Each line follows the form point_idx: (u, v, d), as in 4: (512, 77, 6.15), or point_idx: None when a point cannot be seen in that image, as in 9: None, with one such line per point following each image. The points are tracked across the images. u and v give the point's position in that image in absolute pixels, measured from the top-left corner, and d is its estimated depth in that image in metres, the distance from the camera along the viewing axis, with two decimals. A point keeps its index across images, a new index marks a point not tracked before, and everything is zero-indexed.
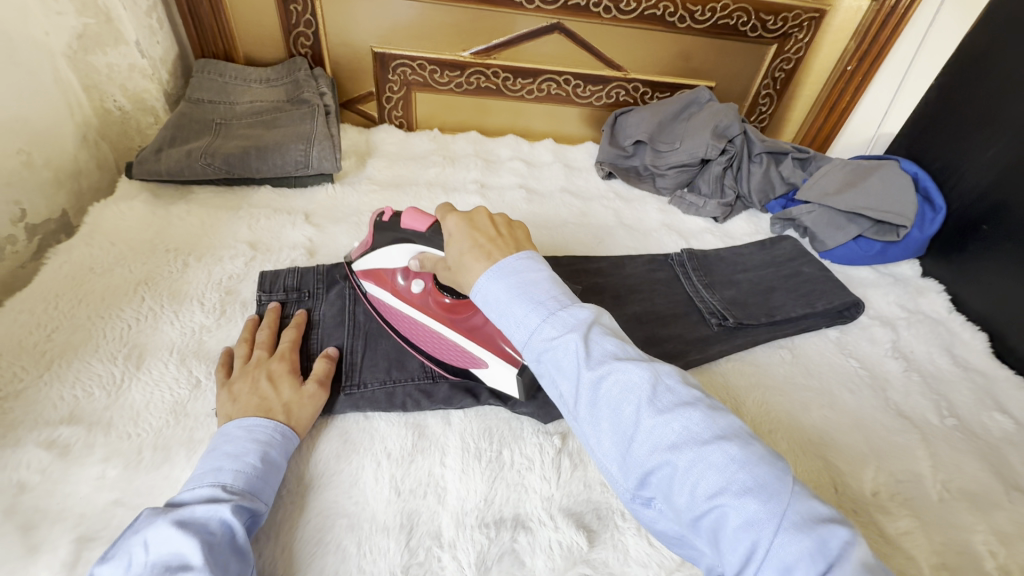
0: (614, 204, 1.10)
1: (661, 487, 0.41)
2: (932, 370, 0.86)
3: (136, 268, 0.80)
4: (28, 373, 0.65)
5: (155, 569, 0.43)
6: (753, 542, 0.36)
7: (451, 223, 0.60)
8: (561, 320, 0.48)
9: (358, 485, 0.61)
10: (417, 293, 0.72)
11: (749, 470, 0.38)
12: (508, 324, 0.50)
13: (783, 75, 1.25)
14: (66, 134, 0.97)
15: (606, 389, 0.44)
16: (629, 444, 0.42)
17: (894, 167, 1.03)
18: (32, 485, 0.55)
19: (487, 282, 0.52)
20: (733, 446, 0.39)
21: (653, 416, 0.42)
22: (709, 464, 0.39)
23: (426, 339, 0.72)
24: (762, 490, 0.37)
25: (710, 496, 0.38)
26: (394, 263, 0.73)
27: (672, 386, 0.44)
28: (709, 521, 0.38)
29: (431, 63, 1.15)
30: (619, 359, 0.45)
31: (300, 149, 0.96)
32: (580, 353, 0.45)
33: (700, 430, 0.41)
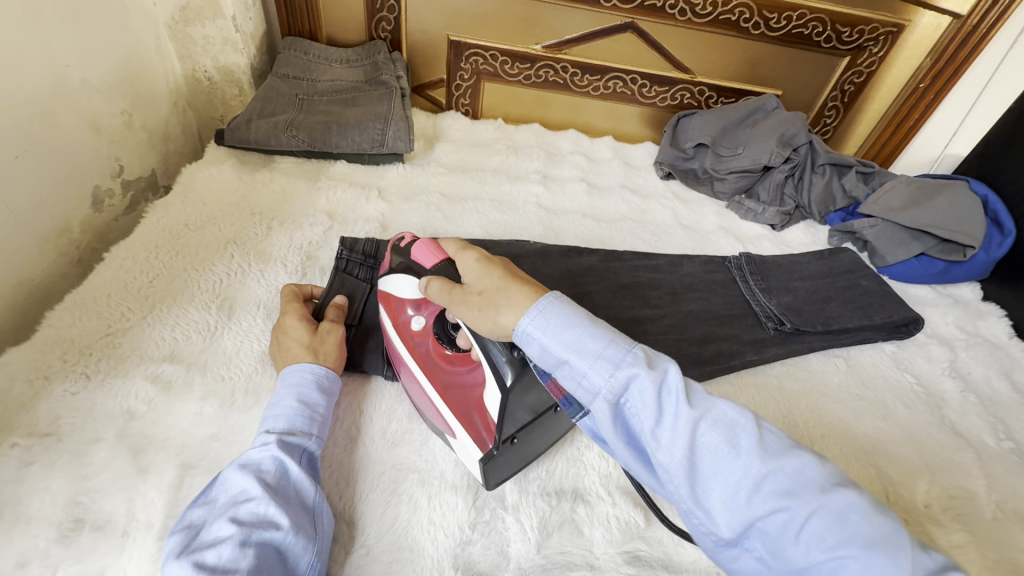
0: (672, 203, 1.12)
1: (770, 539, 0.38)
2: (989, 393, 0.86)
3: (225, 227, 0.85)
4: (133, 314, 0.70)
5: (227, 506, 0.50)
6: None
7: (471, 259, 0.56)
8: (650, 359, 0.45)
9: (427, 445, 0.65)
10: (417, 332, 0.65)
11: (869, 519, 0.36)
12: (582, 360, 0.45)
13: (853, 89, 1.24)
14: (160, 99, 1.03)
15: (705, 431, 0.41)
16: (734, 492, 0.40)
17: (963, 187, 1.02)
18: (140, 414, 0.61)
19: (555, 313, 0.47)
20: (852, 494, 0.37)
21: (761, 462, 0.39)
22: (829, 514, 0.37)
23: (411, 383, 0.65)
24: (888, 543, 0.35)
25: (831, 548, 0.36)
26: (402, 293, 0.65)
27: (775, 430, 0.42)
28: (824, 575, 0.36)
29: (503, 54, 1.19)
30: (718, 400, 0.43)
31: (377, 128, 1.00)
32: (678, 389, 0.43)
33: (814, 476, 0.39)
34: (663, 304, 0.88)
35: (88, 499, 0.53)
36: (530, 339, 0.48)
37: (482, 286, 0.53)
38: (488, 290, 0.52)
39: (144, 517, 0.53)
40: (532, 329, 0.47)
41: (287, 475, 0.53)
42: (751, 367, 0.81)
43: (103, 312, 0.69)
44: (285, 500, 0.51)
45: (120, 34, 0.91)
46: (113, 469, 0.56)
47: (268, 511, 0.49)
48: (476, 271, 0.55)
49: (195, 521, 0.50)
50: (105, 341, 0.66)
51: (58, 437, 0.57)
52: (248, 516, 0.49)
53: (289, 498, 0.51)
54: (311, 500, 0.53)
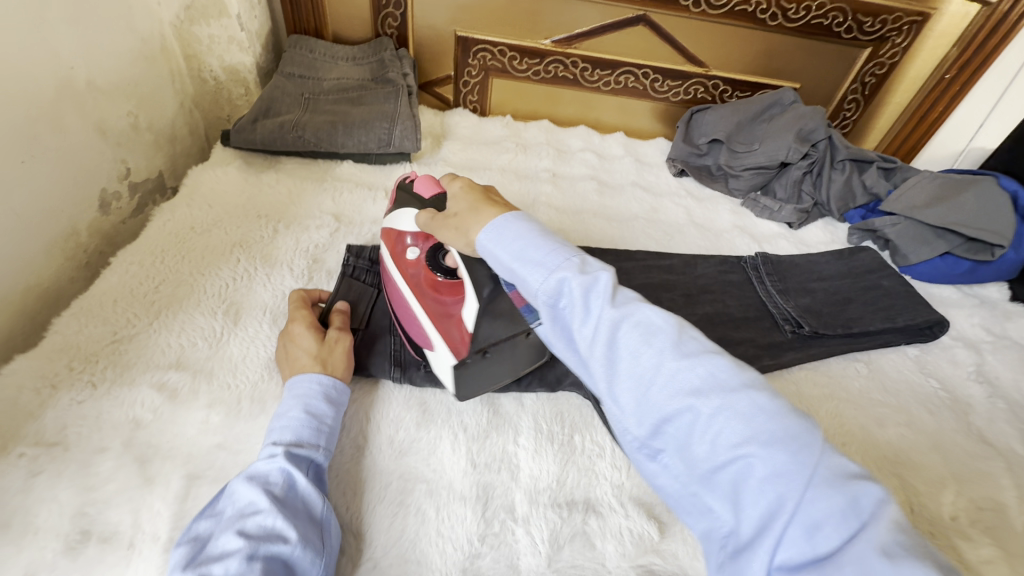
0: (685, 201, 1.09)
1: (679, 433, 0.42)
2: (1019, 398, 0.82)
3: (231, 230, 0.84)
4: (140, 320, 0.70)
5: (234, 518, 0.49)
6: (776, 493, 0.36)
7: (457, 185, 0.65)
8: (585, 265, 0.49)
9: (435, 454, 0.63)
10: (411, 261, 0.72)
11: (777, 420, 0.38)
12: (523, 267, 0.50)
13: (874, 81, 1.20)
14: (166, 99, 1.02)
15: (626, 333, 0.45)
16: (648, 389, 0.43)
17: (991, 183, 0.98)
18: (146, 422, 0.60)
19: (507, 226, 0.54)
20: (761, 396, 0.40)
21: (676, 360, 0.42)
22: (735, 412, 0.39)
23: (397, 303, 0.72)
24: (789, 441, 0.37)
25: (734, 445, 0.38)
26: (401, 227, 0.73)
27: (697, 336, 0.44)
28: (728, 470, 0.39)
29: (511, 49, 1.16)
30: (643, 304, 0.46)
31: (383, 127, 0.99)
32: (606, 293, 0.46)
33: (726, 377, 0.41)
34: (676, 306, 0.86)
35: (95, 511, 0.53)
36: (487, 252, 0.55)
37: (461, 208, 0.62)
38: (463, 211, 0.61)
39: (150, 528, 0.52)
40: (485, 242, 0.54)
41: (294, 487, 0.52)
42: (768, 373, 0.79)
43: (109, 317, 0.69)
44: (293, 513, 0.50)
45: (125, 35, 0.90)
46: (119, 479, 0.55)
47: (276, 524, 0.48)
48: (456, 195, 0.64)
49: (202, 534, 0.49)
50: (112, 348, 0.66)
51: (65, 446, 0.57)
52: (256, 529, 0.48)
53: (297, 512, 0.51)
54: (319, 513, 0.52)
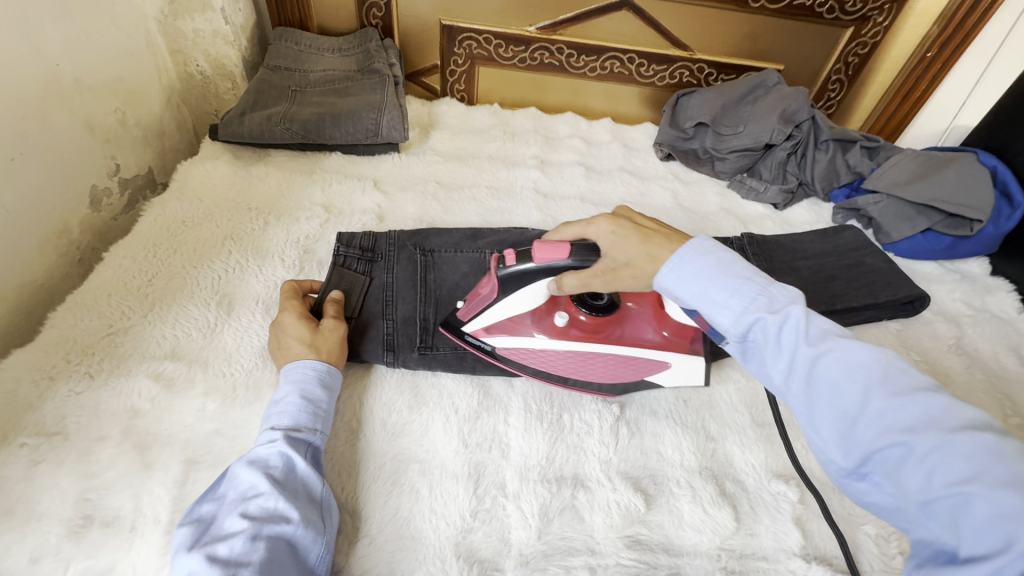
0: (672, 184, 1.10)
1: (890, 469, 0.40)
2: (996, 369, 0.85)
3: (222, 223, 0.85)
4: (134, 312, 0.71)
5: (237, 500, 0.51)
6: (1004, 533, 0.33)
7: (603, 225, 0.56)
8: (775, 298, 0.47)
9: (428, 435, 0.65)
10: (563, 326, 0.68)
11: (1006, 463, 0.35)
12: (705, 305, 0.50)
13: (857, 60, 1.21)
14: (153, 94, 1.03)
15: (827, 367, 0.43)
16: (852, 423, 0.42)
17: (971, 159, 1.00)
18: (144, 411, 0.62)
19: (685, 261, 0.52)
20: (987, 437, 0.36)
21: (885, 398, 0.40)
22: (956, 452, 0.37)
23: (585, 367, 0.69)
24: (1021, 485, 0.34)
25: (951, 483, 0.36)
26: (526, 308, 0.66)
27: (906, 369, 0.42)
28: (944, 506, 0.36)
29: (497, 37, 1.17)
30: (843, 340, 0.44)
31: (370, 118, 0.99)
32: (800, 328, 0.45)
33: (944, 417, 0.38)
34: None
35: (96, 496, 0.54)
36: (663, 291, 0.53)
37: (632, 256, 0.54)
38: (637, 260, 0.54)
39: (151, 512, 0.54)
40: (663, 280, 0.53)
41: (294, 469, 0.54)
42: None
43: (104, 311, 0.70)
44: (293, 494, 0.52)
45: (110, 31, 0.90)
46: (119, 466, 0.57)
47: (278, 505, 0.50)
48: (612, 242, 0.55)
49: (205, 516, 0.51)
50: (107, 340, 0.67)
51: (64, 436, 0.58)
52: (259, 511, 0.50)
53: (297, 492, 0.52)
54: (318, 494, 0.54)
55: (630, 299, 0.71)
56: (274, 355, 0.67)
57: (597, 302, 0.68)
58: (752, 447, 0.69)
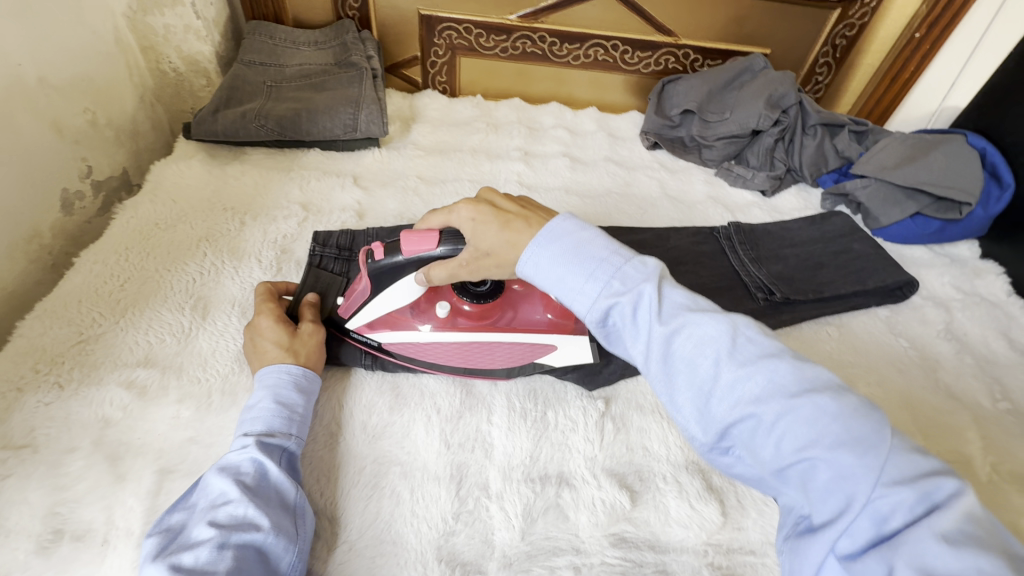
0: (658, 173, 1.08)
1: (744, 440, 0.41)
2: (986, 353, 0.84)
3: (197, 225, 0.83)
4: (106, 319, 0.69)
5: (206, 508, 0.50)
6: (845, 494, 0.36)
7: (463, 211, 0.55)
8: (629, 277, 0.47)
9: (409, 437, 0.64)
10: (445, 316, 0.67)
11: (842, 422, 0.37)
12: (565, 293, 0.49)
13: (845, 43, 1.19)
14: (125, 93, 1.00)
15: (681, 346, 0.44)
16: (708, 399, 0.42)
17: (959, 141, 0.99)
18: (116, 420, 0.60)
19: (543, 246, 0.50)
20: (823, 398, 0.39)
21: (733, 370, 0.41)
22: (797, 417, 0.38)
23: (471, 355, 0.69)
24: (855, 444, 0.36)
25: (798, 449, 0.38)
26: (401, 300, 0.65)
27: (752, 337, 0.43)
28: (795, 471, 0.39)
29: (477, 26, 1.14)
30: (692, 314, 0.44)
31: (348, 113, 0.97)
32: (654, 307, 0.45)
33: (785, 383, 0.40)
34: None
35: (66, 510, 0.53)
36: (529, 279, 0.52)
37: (493, 245, 0.53)
38: (497, 250, 0.53)
39: (123, 524, 0.53)
40: (525, 269, 0.51)
41: (266, 476, 0.52)
42: None
43: (74, 319, 0.68)
44: (265, 501, 0.50)
45: (76, 29, 0.87)
46: (90, 477, 0.55)
47: (247, 513, 0.49)
48: (473, 230, 0.54)
49: (174, 525, 0.50)
50: (77, 348, 0.65)
51: (34, 448, 0.57)
52: (228, 519, 0.48)
53: (269, 500, 0.51)
54: (292, 501, 0.52)
55: (515, 282, 0.70)
56: (250, 360, 0.65)
57: (479, 289, 0.67)
58: None
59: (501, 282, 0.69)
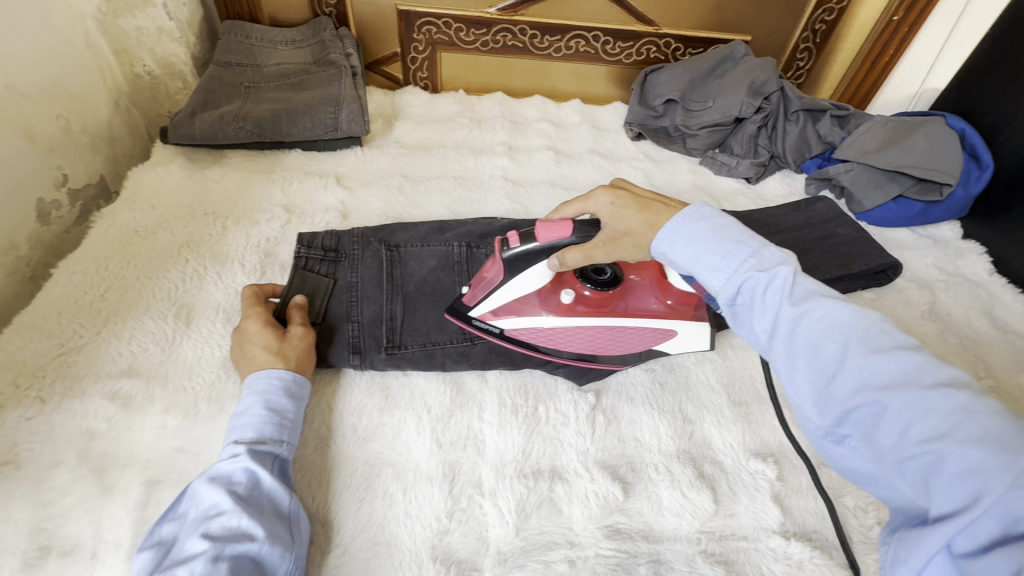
0: (643, 164, 1.08)
1: (862, 425, 0.41)
2: (969, 332, 0.86)
3: (177, 231, 0.82)
4: (87, 330, 0.68)
5: (199, 520, 0.49)
6: (973, 489, 0.34)
7: (602, 197, 0.59)
8: (766, 259, 0.48)
9: (400, 437, 0.64)
10: (569, 302, 0.67)
11: (978, 420, 0.36)
12: (698, 270, 0.51)
13: (824, 28, 1.19)
14: (100, 98, 0.97)
15: (808, 326, 0.44)
16: (829, 380, 0.42)
17: (940, 122, 1.00)
18: (101, 433, 0.59)
19: (679, 228, 0.52)
20: (962, 395, 0.37)
21: (863, 355, 0.41)
22: (929, 408, 0.37)
23: (597, 342, 0.69)
24: (991, 441, 0.35)
25: (924, 440, 0.37)
26: (530, 287, 0.65)
27: (886, 330, 0.42)
28: (917, 463, 0.37)
29: (456, 21, 1.13)
30: (826, 299, 0.44)
31: (329, 112, 0.96)
32: (785, 288, 0.46)
33: (920, 374, 0.39)
34: None
35: (53, 525, 0.52)
36: (662, 258, 0.54)
37: (633, 224, 0.57)
38: (637, 228, 0.56)
39: (112, 537, 0.52)
40: (660, 247, 0.53)
41: (259, 484, 0.52)
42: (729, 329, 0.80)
43: (54, 331, 0.67)
44: (258, 510, 0.50)
45: (46, 33, 0.85)
46: (76, 492, 0.54)
47: (242, 523, 0.48)
48: (612, 212, 0.58)
49: (165, 538, 0.49)
50: (59, 361, 0.64)
51: (17, 464, 0.56)
52: (222, 530, 0.48)
53: (263, 509, 0.51)
54: (286, 508, 0.52)
55: (633, 272, 0.71)
56: (236, 366, 0.65)
57: (602, 277, 0.68)
58: (730, 427, 0.68)
59: (620, 270, 0.70)
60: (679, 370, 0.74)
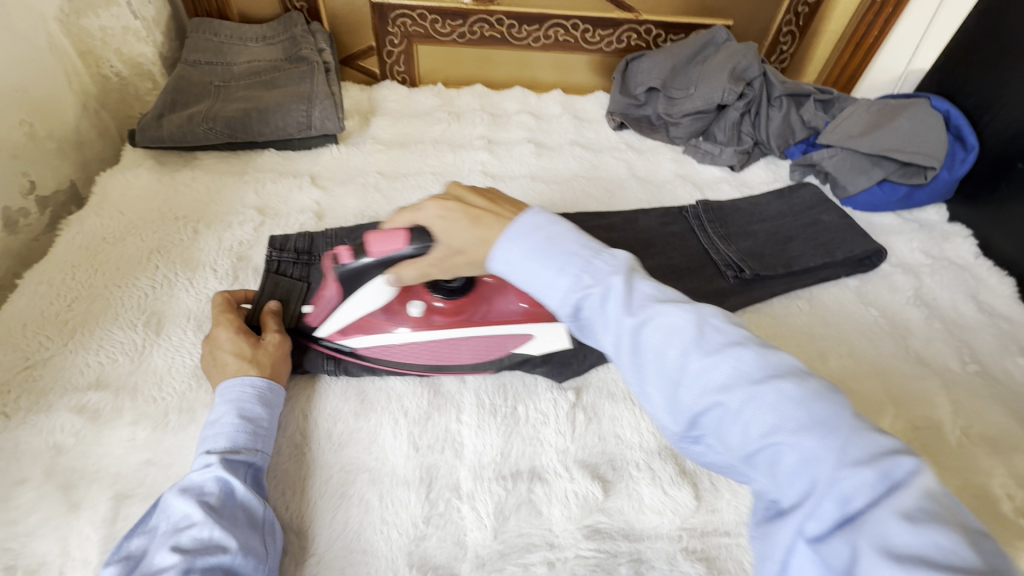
0: (625, 154, 1.07)
1: (713, 428, 0.39)
2: (955, 317, 0.85)
3: (147, 236, 0.80)
4: (54, 342, 0.66)
5: (169, 532, 0.47)
6: (810, 477, 0.34)
7: (431, 209, 0.54)
8: (598, 268, 0.45)
9: (377, 442, 0.63)
10: (418, 315, 0.66)
11: (805, 408, 0.36)
12: (537, 287, 0.47)
13: (806, 10, 1.18)
14: (66, 102, 0.95)
15: (650, 335, 0.42)
16: (676, 387, 0.40)
17: (924, 104, 0.98)
18: (68, 448, 0.58)
19: (515, 241, 0.48)
20: (787, 383, 0.37)
21: (701, 358, 0.40)
22: (763, 403, 0.37)
23: (445, 353, 0.68)
24: (817, 426, 0.35)
25: (764, 434, 0.36)
26: (368, 305, 0.64)
27: (718, 326, 0.41)
28: (762, 458, 0.37)
29: (432, 12, 1.11)
30: (659, 303, 0.43)
31: (301, 110, 0.93)
32: (622, 297, 0.43)
33: (750, 369, 0.38)
34: None
35: (18, 544, 0.51)
36: (502, 275, 0.50)
37: (466, 241, 0.52)
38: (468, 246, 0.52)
39: (80, 554, 0.51)
40: (497, 265, 0.49)
41: (231, 494, 0.50)
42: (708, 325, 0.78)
43: (19, 344, 0.65)
44: (231, 521, 0.49)
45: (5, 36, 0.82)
46: (42, 509, 0.53)
47: (213, 535, 0.47)
48: (443, 227, 0.53)
49: (135, 552, 0.48)
50: (24, 375, 0.63)
51: None
52: (192, 543, 0.46)
53: (236, 519, 0.49)
54: (260, 518, 0.51)
55: (487, 275, 0.69)
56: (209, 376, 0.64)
57: (450, 285, 0.65)
58: None
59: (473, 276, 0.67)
60: None
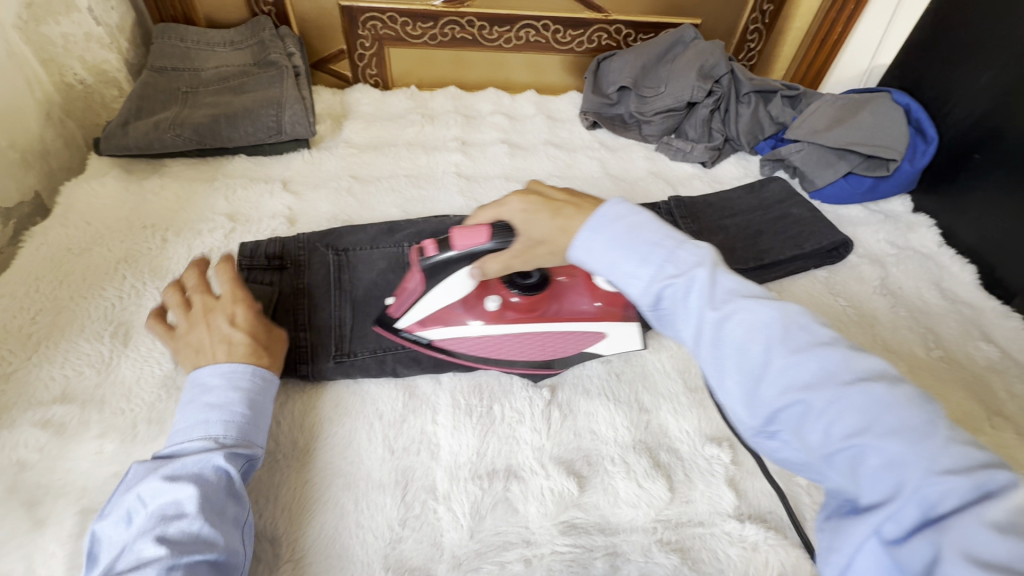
0: (599, 153, 1.08)
1: (790, 425, 0.39)
2: (920, 305, 0.87)
3: (115, 246, 0.78)
4: (17, 357, 0.65)
5: (154, 519, 0.46)
6: (894, 480, 0.34)
7: (515, 203, 0.55)
8: (681, 260, 0.45)
9: (352, 446, 0.62)
10: (496, 309, 0.66)
11: (895, 412, 0.36)
12: (618, 276, 0.48)
13: (772, 8, 1.20)
14: (29, 112, 0.92)
15: (732, 329, 0.42)
16: (756, 383, 0.40)
17: (885, 99, 1.01)
18: (33, 463, 0.57)
19: (597, 231, 0.49)
20: (878, 387, 0.37)
21: (786, 356, 0.40)
22: (850, 404, 0.37)
23: (519, 348, 0.68)
24: (906, 432, 0.35)
25: (846, 435, 0.37)
26: (451, 295, 0.62)
27: (806, 325, 0.41)
28: (842, 458, 0.37)
29: (402, 15, 1.10)
30: (745, 300, 0.42)
31: (271, 114, 0.92)
32: (705, 291, 0.43)
33: (839, 371, 0.38)
34: None
35: None
36: (581, 262, 0.50)
37: (547, 232, 0.53)
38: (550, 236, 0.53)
39: (46, 571, 0.50)
40: (580, 253, 0.50)
41: (226, 487, 0.49)
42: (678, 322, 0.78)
43: None
44: (221, 516, 0.47)
45: None
46: (6, 526, 0.52)
47: (202, 530, 0.46)
48: (525, 220, 0.54)
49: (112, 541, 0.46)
50: None
51: None
52: (178, 535, 0.45)
53: (225, 514, 0.48)
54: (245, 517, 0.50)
55: (560, 273, 0.68)
56: (184, 352, 0.60)
57: (528, 281, 0.65)
58: (686, 414, 0.68)
59: (549, 273, 0.67)
60: (635, 360, 0.73)
